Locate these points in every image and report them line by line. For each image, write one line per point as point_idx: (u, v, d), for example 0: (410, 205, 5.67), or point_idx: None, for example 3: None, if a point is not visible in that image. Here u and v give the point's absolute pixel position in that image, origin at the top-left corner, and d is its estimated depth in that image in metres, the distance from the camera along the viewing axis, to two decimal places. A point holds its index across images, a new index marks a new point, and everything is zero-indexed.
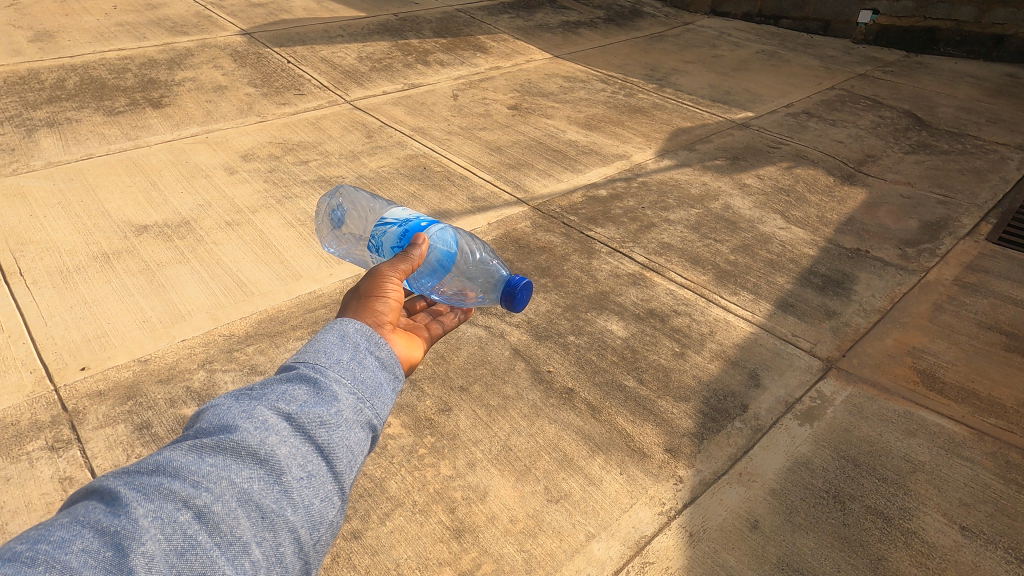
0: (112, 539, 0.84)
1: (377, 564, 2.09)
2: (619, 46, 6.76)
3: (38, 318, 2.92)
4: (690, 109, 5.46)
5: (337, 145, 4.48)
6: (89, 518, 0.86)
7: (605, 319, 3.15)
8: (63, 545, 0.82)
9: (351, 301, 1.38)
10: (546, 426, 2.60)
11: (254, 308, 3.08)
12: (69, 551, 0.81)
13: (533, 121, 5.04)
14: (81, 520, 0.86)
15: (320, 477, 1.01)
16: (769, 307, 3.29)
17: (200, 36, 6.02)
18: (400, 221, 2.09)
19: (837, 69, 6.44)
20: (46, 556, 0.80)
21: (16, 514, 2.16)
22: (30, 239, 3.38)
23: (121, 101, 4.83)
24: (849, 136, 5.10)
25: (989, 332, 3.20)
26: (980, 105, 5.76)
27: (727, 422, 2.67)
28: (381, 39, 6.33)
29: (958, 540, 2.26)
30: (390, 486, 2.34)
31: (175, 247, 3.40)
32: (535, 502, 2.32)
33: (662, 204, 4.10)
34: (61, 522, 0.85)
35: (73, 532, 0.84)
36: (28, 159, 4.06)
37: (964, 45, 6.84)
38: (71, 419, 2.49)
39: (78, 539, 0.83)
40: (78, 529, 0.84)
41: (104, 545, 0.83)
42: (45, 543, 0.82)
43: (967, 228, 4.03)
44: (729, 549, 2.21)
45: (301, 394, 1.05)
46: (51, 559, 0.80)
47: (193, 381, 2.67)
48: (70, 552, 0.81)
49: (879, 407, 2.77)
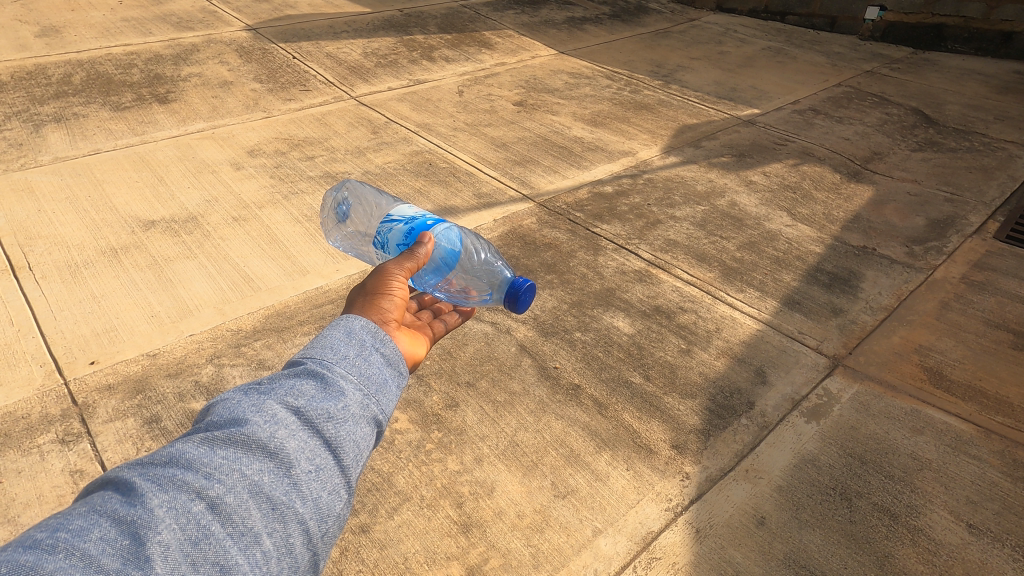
0: (129, 528, 0.85)
1: (385, 558, 2.10)
2: (624, 43, 6.75)
3: (47, 312, 2.93)
4: (695, 106, 5.45)
5: (343, 140, 4.48)
6: (106, 508, 0.87)
7: (611, 316, 3.15)
8: (82, 534, 0.83)
9: (357, 297, 1.38)
10: (553, 421, 2.60)
11: (262, 303, 3.09)
12: (87, 539, 0.82)
13: (538, 117, 5.04)
14: (98, 509, 0.86)
15: (328, 471, 1.01)
16: (775, 304, 3.29)
17: (206, 32, 6.02)
18: (407, 219, 2.10)
19: (843, 66, 6.42)
20: (66, 543, 0.81)
21: (28, 506, 2.18)
22: (39, 234, 3.39)
23: (127, 97, 4.83)
24: (856, 133, 5.09)
25: (996, 330, 3.20)
26: (987, 102, 5.75)
27: (733, 419, 2.67)
28: (386, 35, 6.33)
29: (965, 538, 2.26)
30: (398, 480, 2.35)
31: (182, 242, 3.41)
32: (542, 497, 2.32)
33: (668, 201, 4.10)
34: (79, 511, 0.86)
35: (91, 521, 0.84)
36: (35, 154, 4.07)
37: (972, 42, 6.82)
38: (81, 412, 2.50)
39: (96, 527, 0.84)
40: (96, 518, 0.85)
41: (122, 534, 0.84)
42: (64, 531, 0.83)
43: (974, 226, 4.02)
44: (735, 545, 2.22)
45: (309, 389, 1.05)
46: (70, 546, 0.81)
47: (202, 375, 2.69)
48: (88, 540, 0.82)
49: (886, 405, 2.77)
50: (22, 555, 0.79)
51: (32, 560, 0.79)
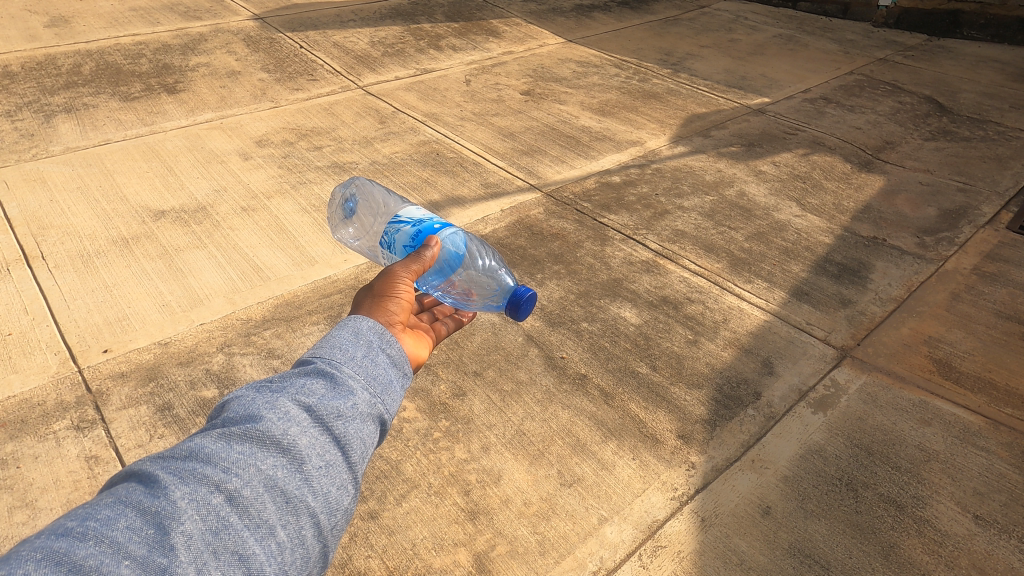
0: (153, 518, 0.86)
1: (393, 544, 2.12)
2: (634, 30, 6.71)
3: (60, 301, 2.96)
4: (704, 94, 5.43)
5: (351, 130, 4.49)
6: (131, 499, 0.88)
7: (619, 307, 3.15)
8: (110, 522, 0.84)
9: (365, 300, 1.38)
10: (560, 411, 2.61)
11: (271, 292, 3.11)
12: (115, 528, 0.84)
13: (546, 106, 5.03)
14: (123, 500, 0.87)
15: (337, 467, 1.02)
16: (783, 295, 3.28)
17: (213, 21, 6.02)
18: (414, 221, 2.09)
19: (856, 54, 6.34)
20: (95, 531, 0.83)
21: (44, 490, 2.21)
22: (52, 224, 3.42)
23: (137, 87, 4.85)
24: (868, 121, 5.05)
25: (1006, 321, 3.18)
26: (1003, 90, 5.68)
27: (740, 410, 2.67)
28: (393, 24, 6.30)
29: (971, 529, 2.26)
30: (406, 468, 2.36)
31: (192, 232, 3.43)
32: (548, 486, 2.34)
33: (676, 191, 4.08)
34: (105, 501, 0.87)
35: (118, 511, 0.86)
36: (46, 145, 4.09)
37: (988, 29, 6.75)
38: (95, 400, 2.53)
39: (122, 517, 0.85)
40: (122, 508, 0.86)
41: (147, 523, 0.86)
42: (93, 521, 0.84)
43: (987, 216, 3.99)
44: (741, 534, 2.22)
45: (319, 388, 1.06)
46: (99, 535, 0.83)
47: (213, 363, 2.71)
48: (115, 529, 0.84)
49: (894, 396, 2.76)
50: (55, 542, 0.81)
51: (65, 547, 0.81)
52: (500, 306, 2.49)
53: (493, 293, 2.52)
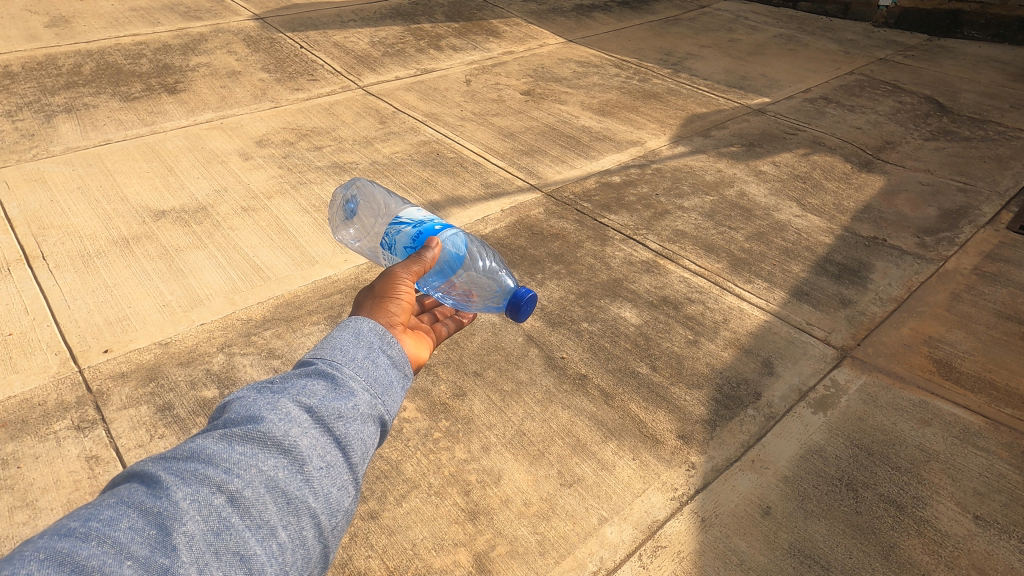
0: (155, 519, 0.87)
1: (393, 544, 2.12)
2: (634, 30, 6.71)
3: (61, 301, 2.97)
4: (705, 93, 5.43)
5: (351, 130, 4.49)
6: (133, 499, 0.88)
7: (619, 307, 3.15)
8: (112, 523, 0.84)
9: (365, 300, 1.38)
10: (560, 411, 2.61)
11: (271, 292, 3.11)
12: (117, 528, 0.84)
13: (546, 106, 5.03)
14: (125, 500, 0.88)
15: (337, 468, 1.02)
16: (783, 295, 3.28)
17: (213, 21, 6.02)
18: (415, 222, 2.09)
19: (856, 54, 6.34)
20: (97, 532, 0.83)
21: (45, 490, 2.21)
22: (52, 224, 3.42)
23: (137, 87, 4.85)
24: (868, 121, 5.05)
25: (1007, 321, 3.18)
26: (1003, 90, 5.68)
27: (740, 410, 2.67)
28: (393, 24, 6.30)
29: (971, 529, 2.26)
30: (406, 468, 2.37)
31: (193, 232, 3.44)
32: (549, 486, 2.34)
33: (676, 191, 4.08)
34: (107, 502, 0.87)
35: (120, 511, 0.86)
36: (47, 145, 4.09)
37: (988, 28, 6.75)
38: (95, 400, 2.53)
39: (124, 517, 0.85)
40: (124, 509, 0.86)
41: (149, 524, 0.86)
42: (95, 521, 0.84)
43: (986, 216, 3.99)
44: (741, 535, 2.22)
45: (320, 389, 1.06)
46: (101, 535, 0.83)
47: (213, 363, 2.72)
48: (117, 529, 0.84)
49: (894, 396, 2.76)
50: (58, 543, 0.81)
51: (68, 547, 0.81)
52: (501, 307, 2.49)
53: (493, 294, 2.52)
